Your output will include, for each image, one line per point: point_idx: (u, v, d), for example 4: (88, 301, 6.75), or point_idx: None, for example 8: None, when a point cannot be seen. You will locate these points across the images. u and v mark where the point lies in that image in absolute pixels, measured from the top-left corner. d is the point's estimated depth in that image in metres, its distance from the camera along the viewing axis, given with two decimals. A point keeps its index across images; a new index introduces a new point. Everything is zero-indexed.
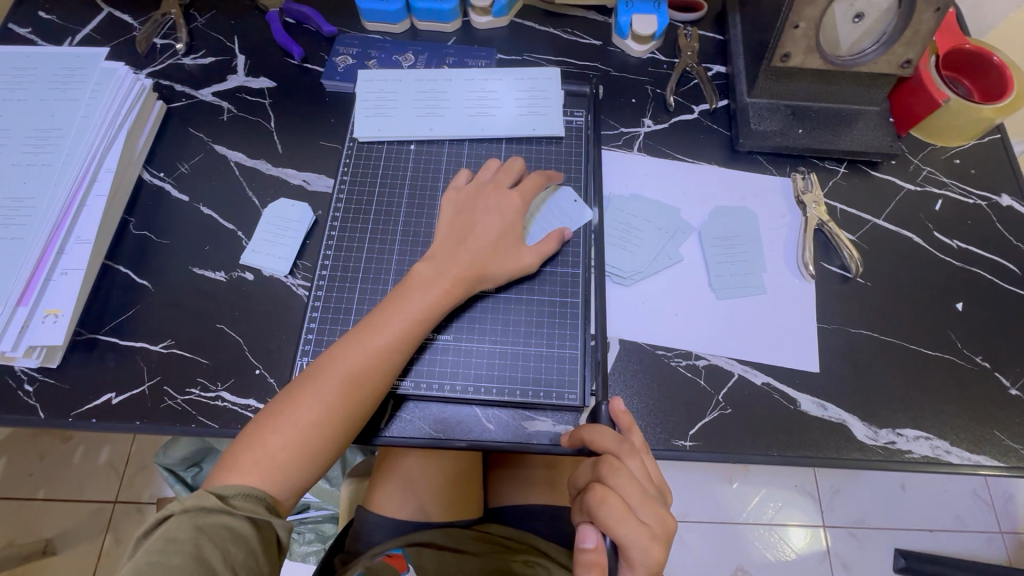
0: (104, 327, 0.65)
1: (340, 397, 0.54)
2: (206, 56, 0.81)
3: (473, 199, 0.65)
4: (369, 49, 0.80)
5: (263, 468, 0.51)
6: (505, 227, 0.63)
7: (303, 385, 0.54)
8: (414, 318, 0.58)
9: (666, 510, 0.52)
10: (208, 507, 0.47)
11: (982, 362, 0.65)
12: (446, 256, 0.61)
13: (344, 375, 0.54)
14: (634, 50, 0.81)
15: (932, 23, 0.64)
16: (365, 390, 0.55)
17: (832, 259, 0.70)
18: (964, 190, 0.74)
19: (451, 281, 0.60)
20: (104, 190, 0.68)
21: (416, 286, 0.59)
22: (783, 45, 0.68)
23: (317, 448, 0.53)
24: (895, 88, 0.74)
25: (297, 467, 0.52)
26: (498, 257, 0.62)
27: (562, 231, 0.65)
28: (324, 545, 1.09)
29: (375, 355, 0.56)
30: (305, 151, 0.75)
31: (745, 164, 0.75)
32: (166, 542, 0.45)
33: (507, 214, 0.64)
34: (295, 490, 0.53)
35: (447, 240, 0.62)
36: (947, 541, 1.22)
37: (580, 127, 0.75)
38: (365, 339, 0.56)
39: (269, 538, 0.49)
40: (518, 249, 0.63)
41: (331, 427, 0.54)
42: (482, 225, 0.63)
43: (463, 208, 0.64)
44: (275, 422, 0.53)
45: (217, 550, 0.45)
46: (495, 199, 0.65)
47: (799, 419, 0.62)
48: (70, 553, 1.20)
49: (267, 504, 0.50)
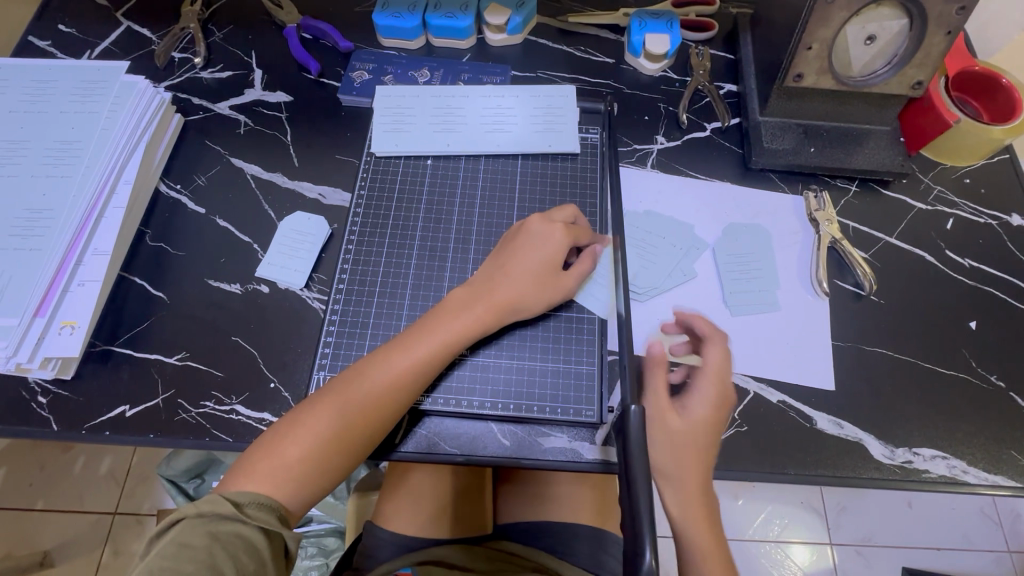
0: (118, 339, 0.65)
1: (359, 413, 0.54)
2: (223, 70, 0.82)
3: (518, 229, 0.64)
4: (384, 65, 0.81)
5: (277, 477, 0.51)
6: (545, 258, 0.61)
7: (324, 396, 0.54)
8: (443, 340, 0.58)
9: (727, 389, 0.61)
10: (224, 514, 0.46)
11: (997, 381, 0.65)
12: (483, 282, 0.61)
13: (366, 392, 0.54)
14: (647, 68, 0.82)
15: (942, 46, 0.65)
16: (385, 409, 0.55)
17: (845, 276, 0.70)
18: (974, 210, 0.75)
19: (485, 307, 0.59)
20: (122, 202, 0.68)
21: (450, 309, 0.60)
22: (796, 66, 0.69)
23: (331, 461, 0.53)
24: (905, 109, 0.75)
25: (310, 480, 0.52)
26: (538, 288, 0.61)
27: (592, 252, 0.65)
28: (327, 560, 1.07)
29: (399, 374, 0.56)
30: (321, 165, 0.75)
31: (758, 181, 0.76)
32: (179, 548, 0.44)
33: (550, 247, 0.62)
34: (305, 501, 0.53)
35: (488, 270, 0.62)
36: (955, 560, 1.21)
37: (595, 144, 0.76)
38: (393, 357, 0.56)
39: (278, 549, 0.48)
40: (556, 280, 0.62)
41: (346, 440, 0.53)
42: (523, 253, 0.62)
43: (507, 240, 0.64)
44: (293, 431, 0.53)
45: (229, 558, 0.45)
46: (541, 228, 0.63)
47: (815, 438, 0.62)
48: (68, 566, 1.18)
49: (279, 515, 0.50)
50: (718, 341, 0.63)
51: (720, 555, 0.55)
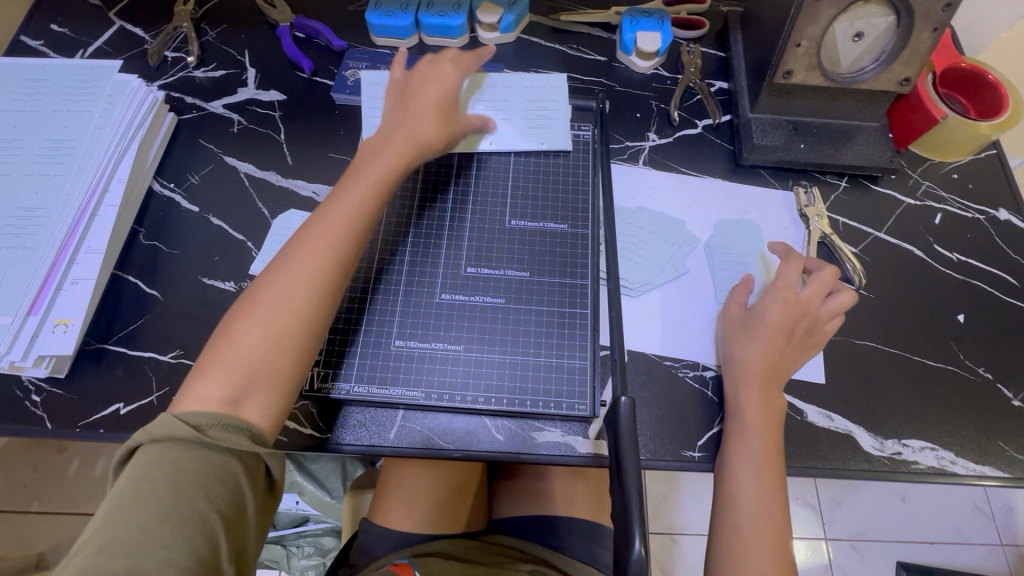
0: (112, 337, 0.65)
1: (298, 287, 0.53)
2: (217, 69, 0.82)
3: (410, 79, 0.69)
4: (378, 64, 0.81)
5: (224, 375, 0.49)
6: (443, 91, 0.67)
7: (264, 280, 0.54)
8: (371, 183, 0.59)
9: (807, 300, 0.62)
10: (182, 437, 0.45)
11: (984, 373, 0.66)
12: (393, 126, 0.65)
13: (297, 268, 0.54)
14: (638, 66, 0.83)
15: (929, 44, 0.66)
16: (327, 255, 0.55)
17: (835, 271, 0.71)
18: (962, 205, 0.76)
19: (403, 140, 0.63)
20: (115, 200, 0.68)
21: (365, 157, 0.62)
22: (785, 62, 0.70)
23: (286, 342, 0.52)
24: (893, 105, 0.76)
25: (259, 373, 0.51)
26: (439, 121, 0.66)
27: (483, 122, 0.73)
28: (324, 559, 1.07)
29: (334, 230, 0.56)
30: (314, 163, 0.76)
31: (748, 177, 0.77)
32: (141, 480, 0.43)
33: (444, 88, 0.68)
34: (273, 405, 0.51)
35: (394, 116, 0.66)
36: (948, 554, 1.22)
37: (587, 141, 0.76)
38: (321, 223, 0.57)
39: (253, 466, 0.47)
40: (451, 79, 0.69)
41: (295, 320, 0.52)
42: (420, 95, 0.67)
43: (402, 90, 0.68)
44: (242, 317, 0.52)
45: (197, 485, 0.44)
46: (430, 72, 0.69)
47: (805, 430, 0.63)
48: (63, 567, 1.18)
49: (250, 435, 0.48)
50: (790, 259, 0.65)
51: (769, 475, 0.57)
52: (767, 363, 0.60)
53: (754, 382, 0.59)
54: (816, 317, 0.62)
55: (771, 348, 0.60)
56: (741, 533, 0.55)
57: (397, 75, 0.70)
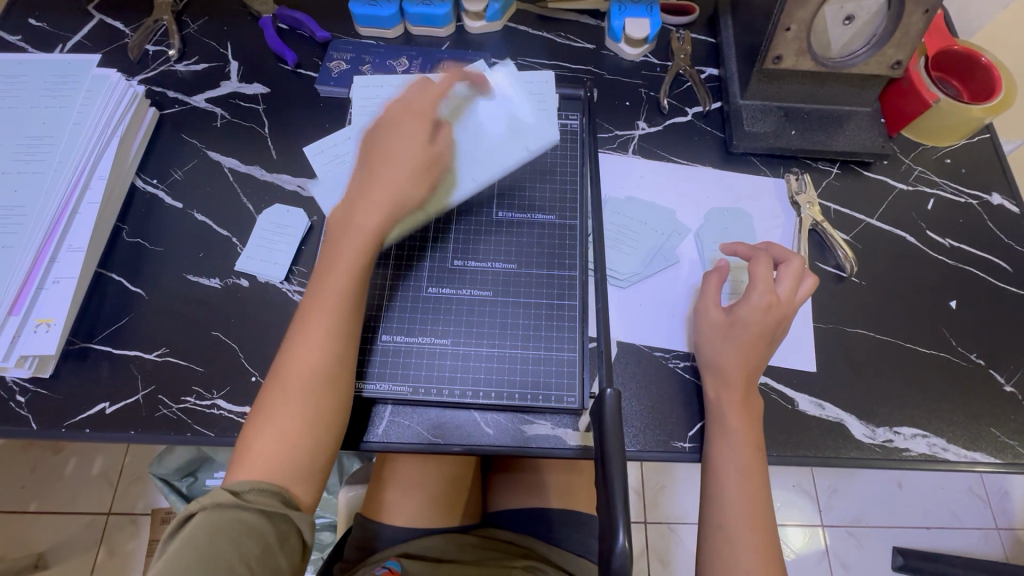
0: (96, 336, 0.64)
1: (306, 384, 0.53)
2: (199, 62, 0.81)
3: (388, 122, 0.62)
4: (362, 55, 0.80)
5: (261, 468, 0.50)
6: (407, 131, 0.60)
7: (271, 383, 0.53)
8: (347, 270, 0.56)
9: (783, 295, 0.61)
10: (223, 502, 0.46)
11: (976, 359, 0.66)
12: (361, 184, 0.59)
13: (298, 365, 0.53)
14: (627, 53, 0.81)
15: (921, 25, 0.65)
16: (330, 364, 0.54)
17: (827, 259, 0.70)
18: (955, 190, 0.75)
19: (380, 214, 0.58)
20: (96, 198, 0.67)
21: (341, 232, 0.58)
22: (775, 47, 0.69)
23: (305, 440, 0.52)
24: (885, 90, 0.75)
25: (296, 459, 0.51)
26: (419, 179, 0.60)
27: (454, 123, 0.64)
28: (322, 554, 1.07)
29: (326, 321, 0.54)
30: (299, 157, 0.74)
31: (739, 165, 0.76)
32: (183, 540, 0.44)
33: (417, 136, 0.60)
34: (315, 488, 0.52)
35: (364, 176, 0.59)
36: (945, 539, 1.23)
37: (575, 130, 0.75)
38: (311, 315, 0.55)
39: (286, 533, 0.48)
40: (420, 120, 0.61)
41: (310, 415, 0.52)
42: (388, 144, 0.60)
43: (369, 140, 0.62)
44: (259, 427, 0.52)
45: (232, 544, 0.45)
46: (394, 120, 0.61)
47: (796, 419, 0.62)
48: (62, 566, 1.18)
49: (282, 499, 0.49)
50: (762, 255, 0.63)
51: (751, 477, 0.57)
52: (746, 370, 0.59)
53: (735, 385, 0.59)
54: (789, 316, 0.61)
55: (750, 355, 0.59)
56: (728, 534, 0.55)
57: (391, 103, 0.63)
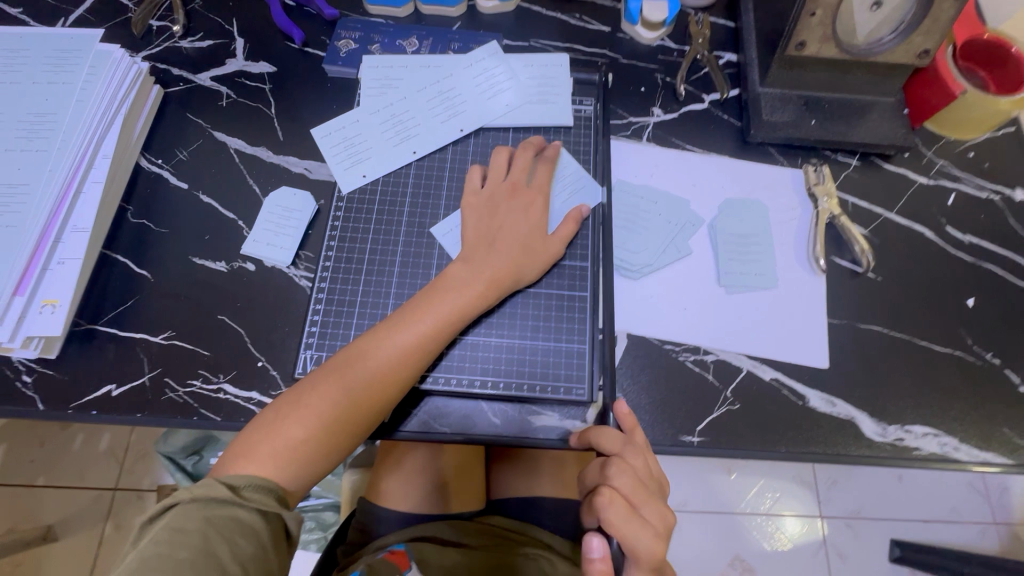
0: (103, 317, 0.64)
1: (361, 392, 0.53)
2: (204, 39, 0.79)
3: (496, 198, 0.64)
4: (371, 33, 0.78)
5: (277, 459, 0.50)
6: (530, 224, 0.63)
7: (326, 374, 0.54)
8: (442, 319, 0.57)
9: (669, 507, 0.52)
10: (218, 498, 0.46)
11: (992, 359, 0.65)
12: (473, 251, 0.61)
13: (365, 375, 0.53)
14: (644, 37, 0.79)
15: (952, 12, 0.62)
16: (390, 386, 0.54)
17: (843, 253, 0.69)
18: (977, 184, 0.73)
19: (484, 282, 0.59)
20: (100, 176, 0.66)
21: (448, 285, 0.59)
22: (798, 33, 0.67)
23: (333, 442, 0.52)
24: (910, 80, 0.73)
25: (313, 463, 0.52)
26: (524, 254, 0.62)
27: (579, 214, 0.65)
28: (325, 534, 1.08)
29: (405, 353, 0.55)
30: (306, 138, 0.73)
31: (757, 155, 0.74)
32: (173, 533, 0.44)
33: (535, 229, 0.63)
34: (305, 486, 0.53)
35: (476, 241, 0.62)
36: (942, 532, 1.23)
37: (588, 116, 0.74)
38: (394, 339, 0.55)
39: (278, 530, 0.48)
40: (540, 201, 0.65)
41: (348, 419, 0.53)
42: (511, 230, 0.62)
43: (485, 209, 0.64)
44: (295, 416, 0.52)
45: (225, 543, 0.44)
46: (513, 199, 0.64)
47: (806, 415, 0.62)
48: (71, 540, 1.20)
49: (277, 496, 0.49)
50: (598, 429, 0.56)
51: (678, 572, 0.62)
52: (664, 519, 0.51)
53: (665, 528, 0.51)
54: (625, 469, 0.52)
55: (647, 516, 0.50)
56: None
57: (477, 186, 0.65)
